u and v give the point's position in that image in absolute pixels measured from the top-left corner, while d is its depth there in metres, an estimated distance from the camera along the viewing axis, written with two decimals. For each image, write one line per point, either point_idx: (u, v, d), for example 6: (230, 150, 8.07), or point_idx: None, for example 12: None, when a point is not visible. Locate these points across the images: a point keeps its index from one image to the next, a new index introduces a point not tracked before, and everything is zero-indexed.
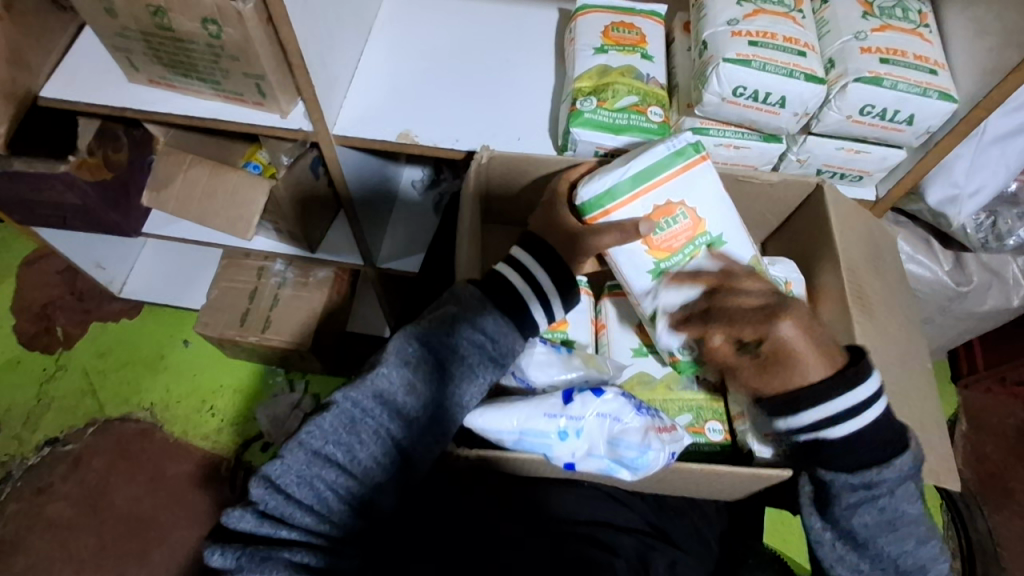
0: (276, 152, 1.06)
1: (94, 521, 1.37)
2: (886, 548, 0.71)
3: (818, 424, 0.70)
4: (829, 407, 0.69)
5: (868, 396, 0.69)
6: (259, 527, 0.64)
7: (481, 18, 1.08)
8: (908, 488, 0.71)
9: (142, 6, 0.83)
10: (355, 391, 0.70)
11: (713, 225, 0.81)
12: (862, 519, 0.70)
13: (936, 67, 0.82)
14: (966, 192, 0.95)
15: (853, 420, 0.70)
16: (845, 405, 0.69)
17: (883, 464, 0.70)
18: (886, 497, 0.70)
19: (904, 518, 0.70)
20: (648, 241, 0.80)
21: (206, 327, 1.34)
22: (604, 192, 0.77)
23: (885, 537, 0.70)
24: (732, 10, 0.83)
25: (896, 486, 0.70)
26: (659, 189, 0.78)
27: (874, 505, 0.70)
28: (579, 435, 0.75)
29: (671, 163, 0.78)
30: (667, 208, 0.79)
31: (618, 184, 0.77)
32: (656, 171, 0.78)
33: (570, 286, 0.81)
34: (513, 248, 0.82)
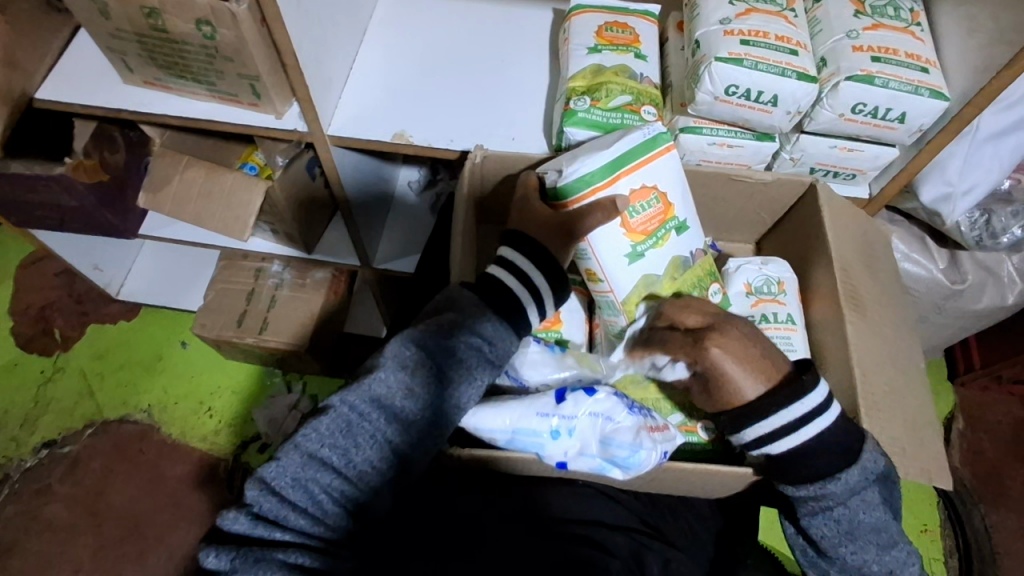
0: (272, 153, 1.06)
1: (92, 523, 1.37)
2: (848, 557, 0.72)
3: (763, 440, 0.72)
4: (770, 423, 0.71)
5: (809, 411, 0.70)
6: (253, 530, 0.65)
7: (476, 19, 1.08)
8: (865, 498, 0.71)
9: (136, 8, 0.83)
10: (351, 395, 0.70)
11: (679, 209, 0.82)
12: (819, 529, 0.73)
13: (928, 65, 0.82)
14: (959, 191, 0.96)
15: (790, 436, 0.71)
16: (779, 423, 0.71)
17: (831, 477, 0.70)
18: (840, 508, 0.71)
19: (862, 528, 0.71)
20: (625, 223, 0.80)
21: (203, 328, 1.34)
22: (581, 180, 0.78)
23: (846, 546, 0.72)
24: (724, 10, 0.83)
25: (848, 497, 0.71)
26: (639, 172, 0.79)
27: (828, 516, 0.72)
28: (571, 434, 0.75)
29: (647, 148, 0.80)
30: (643, 191, 0.79)
31: (594, 170, 0.78)
32: (632, 155, 0.79)
33: (560, 280, 0.79)
34: (499, 248, 0.80)
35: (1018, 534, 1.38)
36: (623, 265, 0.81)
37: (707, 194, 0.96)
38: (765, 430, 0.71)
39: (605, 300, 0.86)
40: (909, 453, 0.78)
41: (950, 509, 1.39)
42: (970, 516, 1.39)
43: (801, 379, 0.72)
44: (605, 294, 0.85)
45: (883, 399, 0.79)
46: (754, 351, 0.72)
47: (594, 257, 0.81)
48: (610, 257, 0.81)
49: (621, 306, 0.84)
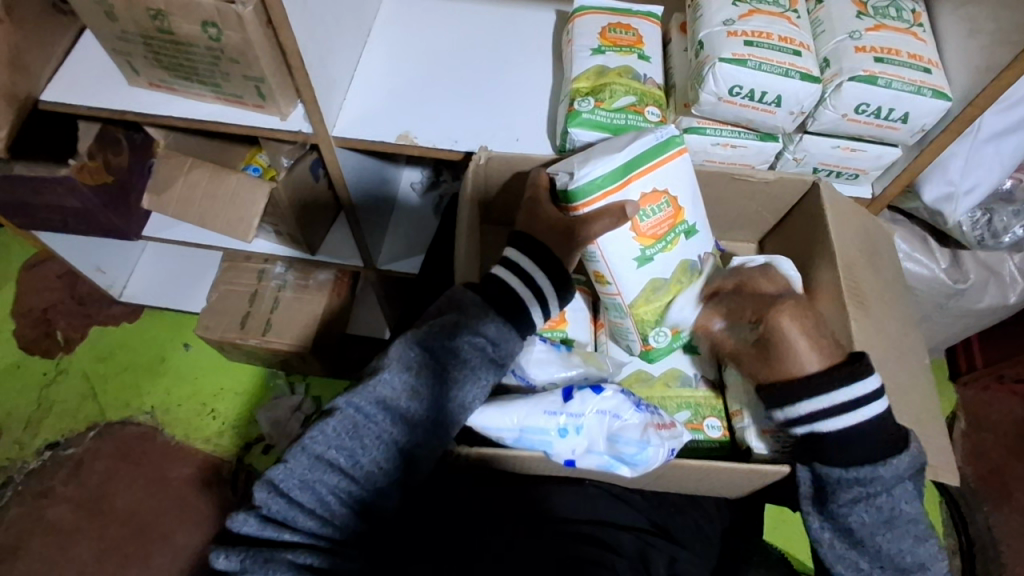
0: (276, 155, 1.07)
1: (96, 525, 1.38)
2: (884, 546, 0.70)
3: (820, 413, 0.72)
4: (827, 398, 0.71)
5: (871, 392, 0.71)
6: (262, 531, 0.65)
7: (479, 20, 1.09)
8: (906, 488, 0.71)
9: (142, 10, 0.84)
10: (357, 396, 0.71)
11: (689, 214, 0.84)
12: (859, 517, 0.71)
13: (930, 65, 0.83)
14: (962, 189, 0.96)
15: (853, 413, 0.71)
16: (842, 396, 0.71)
17: (879, 461, 0.70)
18: (883, 495, 0.70)
19: (901, 517, 0.71)
20: (635, 226, 0.80)
21: (207, 330, 1.34)
22: (594, 182, 0.77)
23: (883, 535, 0.70)
24: (728, 11, 0.84)
25: (892, 485, 0.70)
26: (652, 175, 0.79)
27: (870, 503, 0.71)
28: (579, 431, 0.75)
29: (660, 150, 0.80)
30: (654, 195, 0.80)
31: (607, 173, 0.77)
32: (646, 157, 0.79)
33: (566, 282, 0.79)
34: (506, 249, 0.81)
35: (1019, 534, 1.38)
36: (632, 268, 0.82)
37: (711, 194, 0.96)
38: (831, 402, 0.71)
39: (613, 303, 0.87)
40: None
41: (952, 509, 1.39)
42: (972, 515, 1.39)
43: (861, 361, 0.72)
44: (613, 296, 0.86)
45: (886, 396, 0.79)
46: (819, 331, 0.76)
47: (603, 261, 0.82)
48: (619, 261, 0.81)
49: (630, 309, 0.86)
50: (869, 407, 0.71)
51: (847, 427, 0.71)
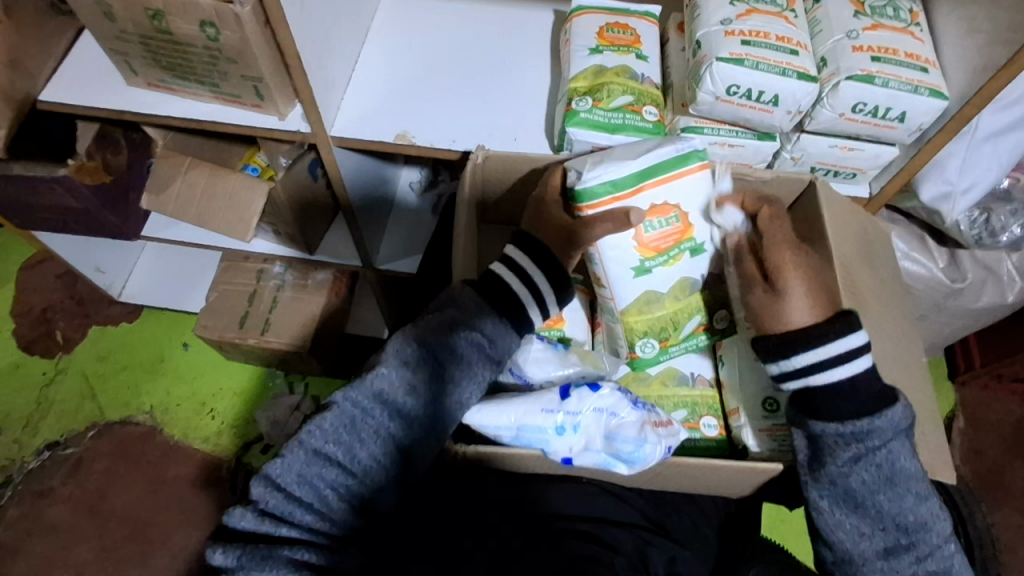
0: (275, 155, 1.07)
1: (95, 524, 1.38)
2: (884, 505, 0.71)
3: (815, 366, 0.72)
4: (824, 350, 0.72)
5: (862, 343, 0.72)
6: (259, 526, 0.65)
7: (477, 20, 1.09)
8: (903, 445, 0.71)
9: (140, 10, 0.84)
10: (355, 391, 0.71)
11: (698, 231, 0.83)
12: (857, 475, 0.71)
13: (927, 64, 0.83)
14: (959, 189, 0.96)
15: (848, 363, 0.71)
16: (837, 348, 0.72)
17: (874, 414, 0.70)
18: (881, 452, 0.71)
19: (901, 475, 0.70)
20: (638, 235, 0.80)
21: (206, 330, 1.34)
22: (606, 184, 0.77)
23: (883, 493, 0.71)
24: (725, 10, 0.84)
25: (888, 440, 0.71)
26: (665, 187, 0.79)
27: (868, 461, 0.71)
28: (576, 430, 0.75)
29: (678, 163, 0.79)
30: (663, 208, 0.80)
31: (621, 178, 0.77)
32: (663, 167, 0.78)
33: (565, 282, 0.80)
34: (506, 247, 0.80)
35: (1018, 533, 1.38)
36: (629, 277, 0.83)
37: None
38: (828, 353, 0.72)
39: (606, 306, 0.87)
40: None
41: None
42: None
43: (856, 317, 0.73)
44: (606, 300, 0.87)
45: None
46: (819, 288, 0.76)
47: (601, 263, 0.82)
48: (617, 267, 0.82)
49: (621, 315, 0.86)
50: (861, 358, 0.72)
51: (842, 378, 0.72)
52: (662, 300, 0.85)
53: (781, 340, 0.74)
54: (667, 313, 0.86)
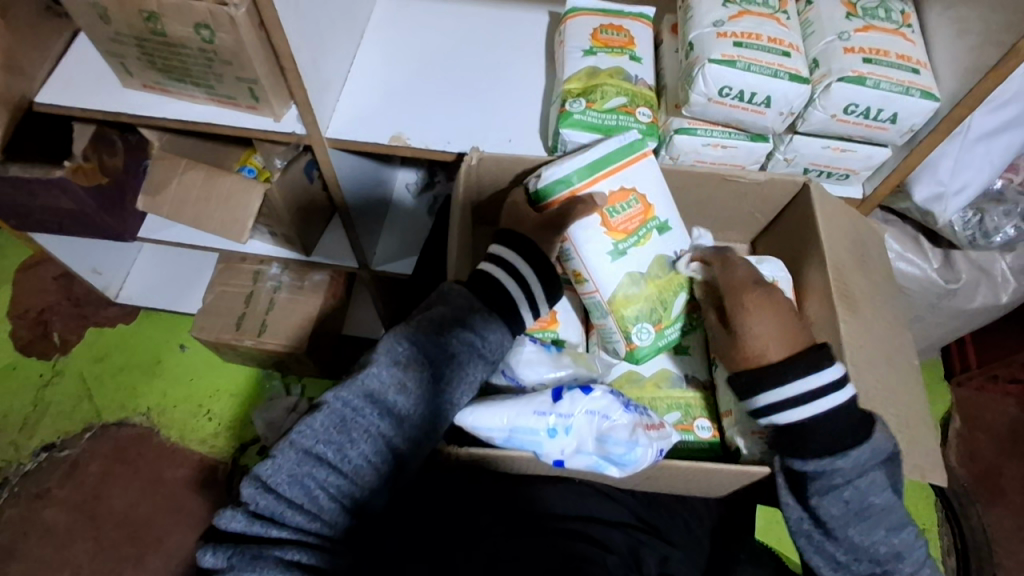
0: (270, 156, 1.08)
1: (92, 526, 1.38)
2: (856, 538, 0.72)
3: (774, 408, 0.73)
4: (780, 392, 0.73)
5: (820, 385, 0.72)
6: (249, 527, 0.65)
7: (472, 22, 1.09)
8: (873, 479, 0.72)
9: (135, 12, 0.84)
10: (345, 391, 0.70)
11: (659, 210, 0.86)
12: (829, 509, 0.72)
13: (918, 66, 0.83)
14: (951, 190, 0.96)
15: (804, 407, 0.72)
16: (791, 392, 0.72)
17: (838, 454, 0.70)
18: (849, 488, 0.71)
19: (872, 508, 0.72)
20: (605, 221, 0.83)
21: (202, 331, 1.34)
22: (562, 180, 0.83)
23: (854, 527, 0.72)
24: (718, 12, 0.84)
25: (856, 477, 0.71)
26: (619, 174, 0.84)
27: (838, 496, 0.71)
28: (567, 432, 0.75)
29: (625, 152, 0.85)
30: (621, 193, 0.84)
31: (574, 172, 0.83)
32: (613, 157, 0.84)
33: (554, 281, 0.81)
34: (493, 245, 0.82)
35: (1013, 533, 1.39)
36: (604, 262, 0.84)
37: (703, 194, 0.97)
38: (784, 396, 0.72)
39: (592, 302, 0.87)
40: (904, 450, 0.79)
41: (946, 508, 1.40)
42: None
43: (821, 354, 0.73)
44: (592, 295, 0.86)
45: (873, 393, 0.80)
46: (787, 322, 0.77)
47: (578, 257, 0.84)
48: (593, 255, 0.83)
49: (608, 305, 0.85)
50: (821, 401, 0.71)
51: (802, 419, 0.72)
52: (645, 278, 0.85)
53: (745, 382, 0.75)
54: (650, 294, 0.85)
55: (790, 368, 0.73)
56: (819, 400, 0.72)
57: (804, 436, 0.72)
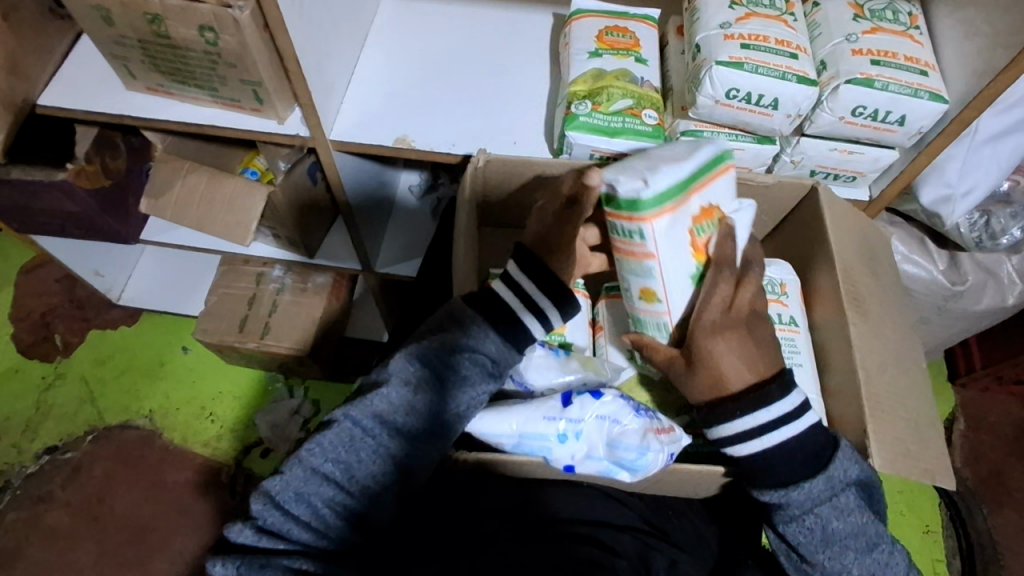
0: (275, 159, 1.05)
1: (94, 529, 1.37)
2: (826, 563, 0.72)
3: (729, 442, 0.73)
4: (729, 428, 0.73)
5: (770, 420, 0.71)
6: (257, 542, 0.66)
7: (475, 24, 1.09)
8: (837, 506, 0.71)
9: (139, 15, 0.83)
10: (355, 410, 0.71)
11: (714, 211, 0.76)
12: (795, 536, 0.73)
13: (927, 68, 0.83)
14: (959, 192, 0.96)
15: (757, 441, 0.72)
16: (740, 427, 0.72)
17: (793, 486, 0.71)
18: (811, 516, 0.71)
19: (837, 535, 0.71)
20: (694, 243, 0.72)
21: (205, 334, 1.34)
22: (666, 193, 0.69)
23: (821, 552, 0.72)
24: (724, 14, 0.84)
25: (815, 506, 0.71)
26: (710, 191, 0.72)
27: (801, 524, 0.72)
28: (578, 437, 0.75)
29: (714, 165, 0.73)
30: (710, 211, 0.73)
31: (675, 186, 0.69)
32: (705, 171, 0.72)
33: (564, 293, 0.77)
34: (510, 260, 0.78)
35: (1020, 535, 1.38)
36: (688, 286, 0.74)
37: None
38: (735, 432, 0.72)
39: (657, 322, 0.77)
40: (915, 453, 0.78)
41: (952, 510, 1.40)
42: (972, 516, 1.39)
43: (767, 388, 0.72)
44: (657, 317, 0.77)
45: (882, 397, 0.79)
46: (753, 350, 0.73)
47: (658, 277, 0.73)
48: (675, 278, 0.73)
49: (677, 329, 0.77)
50: (769, 436, 0.71)
51: (757, 452, 0.72)
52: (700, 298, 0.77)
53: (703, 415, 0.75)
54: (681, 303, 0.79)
55: (734, 404, 0.72)
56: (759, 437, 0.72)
57: (759, 469, 0.73)
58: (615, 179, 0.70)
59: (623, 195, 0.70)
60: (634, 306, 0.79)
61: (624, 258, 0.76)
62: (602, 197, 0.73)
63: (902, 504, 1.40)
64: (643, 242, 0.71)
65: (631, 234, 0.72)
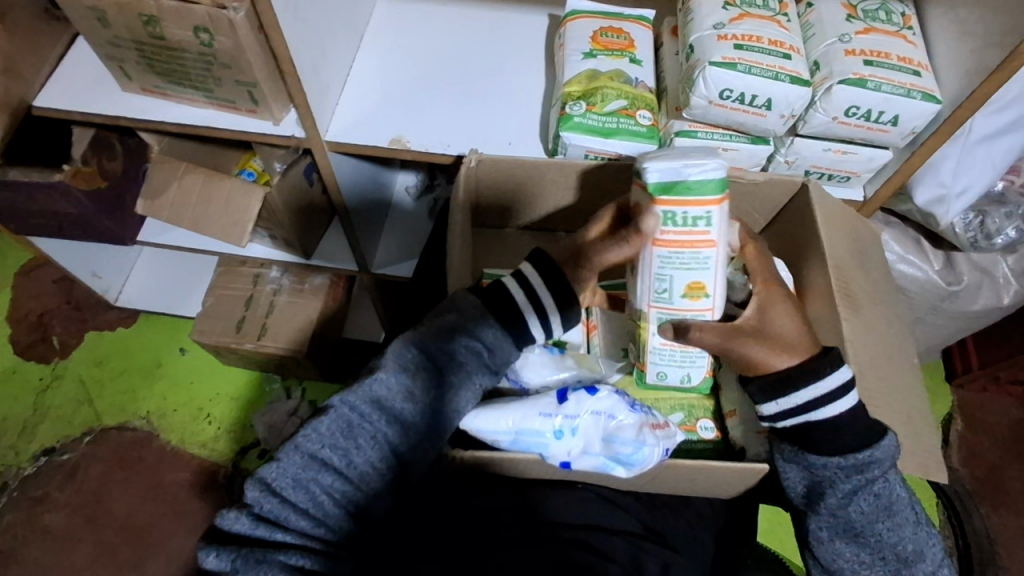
0: (270, 160, 1.08)
1: (91, 531, 1.37)
2: (884, 535, 0.73)
3: (810, 404, 0.72)
4: (816, 387, 0.72)
5: (849, 379, 0.72)
6: (253, 530, 0.65)
7: (470, 25, 1.09)
8: (894, 474, 0.73)
9: (134, 16, 0.84)
10: (352, 395, 0.71)
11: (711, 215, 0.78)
12: (859, 510, 0.72)
13: (920, 68, 0.83)
14: (953, 191, 0.96)
15: (840, 399, 0.72)
16: (827, 387, 0.72)
17: (873, 446, 0.71)
18: (880, 482, 0.72)
19: (897, 503, 0.73)
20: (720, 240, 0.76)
21: (202, 335, 1.34)
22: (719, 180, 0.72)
23: (883, 523, 0.72)
24: (718, 15, 0.84)
25: (885, 470, 0.72)
26: None
27: (869, 492, 0.72)
28: (574, 433, 0.75)
29: None
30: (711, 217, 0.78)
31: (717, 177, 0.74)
32: None
33: (572, 300, 0.77)
34: (521, 264, 0.79)
35: (1016, 535, 1.38)
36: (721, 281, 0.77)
37: None
38: (817, 393, 0.72)
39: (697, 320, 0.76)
40: (906, 449, 0.79)
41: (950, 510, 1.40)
42: None
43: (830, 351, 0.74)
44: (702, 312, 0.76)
45: (876, 397, 0.79)
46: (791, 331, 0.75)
47: (715, 267, 0.74)
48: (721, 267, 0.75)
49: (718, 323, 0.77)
50: (849, 395, 0.72)
51: (837, 413, 0.72)
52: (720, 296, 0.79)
53: (778, 380, 0.73)
54: None
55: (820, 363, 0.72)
56: (819, 409, 0.72)
57: (825, 435, 0.72)
58: (686, 166, 0.70)
59: (699, 180, 0.70)
60: (663, 305, 0.76)
61: (666, 252, 0.73)
62: (653, 185, 0.71)
63: None
64: (709, 227, 0.72)
65: (692, 221, 0.72)
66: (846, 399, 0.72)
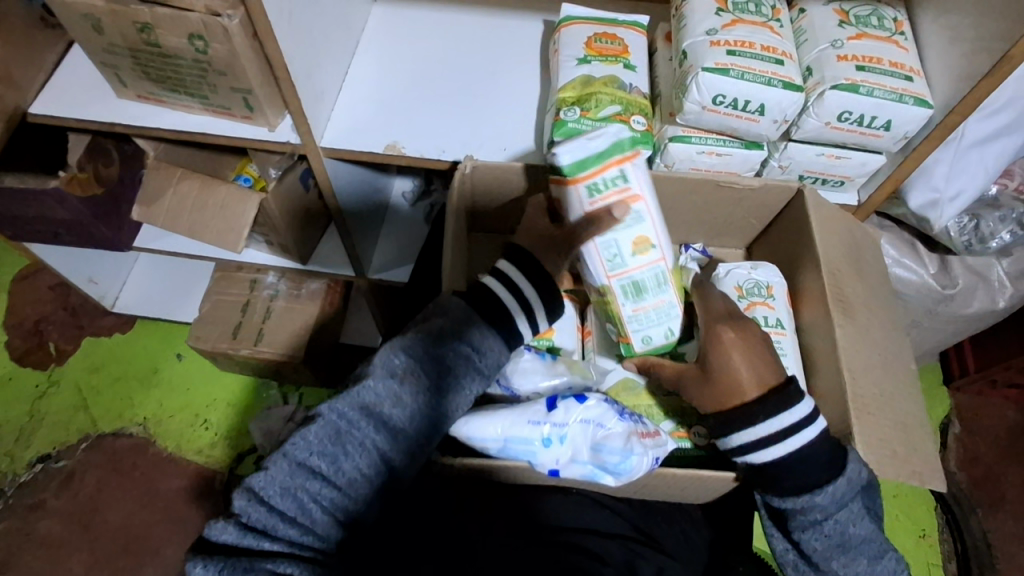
0: (265, 165, 1.06)
1: (86, 538, 1.37)
2: (840, 571, 0.73)
3: (747, 446, 0.73)
4: (755, 430, 0.72)
5: (794, 422, 0.71)
6: (241, 540, 0.65)
7: (465, 31, 1.10)
8: (851, 511, 0.72)
9: (129, 23, 0.84)
10: (340, 403, 0.70)
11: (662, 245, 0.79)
12: (810, 543, 0.73)
13: (912, 73, 0.84)
14: (947, 196, 0.96)
15: (781, 444, 0.71)
16: (768, 430, 0.72)
17: (816, 489, 0.71)
18: (829, 523, 0.72)
19: (853, 541, 0.72)
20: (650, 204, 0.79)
21: (199, 341, 1.34)
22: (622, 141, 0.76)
23: (837, 560, 0.73)
24: (711, 20, 0.84)
25: (836, 511, 0.72)
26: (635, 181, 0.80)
27: (819, 531, 0.72)
28: (562, 441, 0.75)
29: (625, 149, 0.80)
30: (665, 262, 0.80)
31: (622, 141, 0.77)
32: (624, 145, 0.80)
33: (555, 294, 0.79)
34: (497, 260, 0.80)
35: (1014, 539, 1.38)
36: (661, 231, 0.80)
37: (698, 203, 0.96)
38: (758, 434, 0.72)
39: (652, 274, 0.79)
40: (901, 456, 0.78)
41: (947, 514, 1.40)
42: (967, 521, 1.39)
43: (789, 389, 0.73)
44: (655, 265, 0.79)
45: (870, 403, 0.79)
46: (760, 360, 0.75)
47: (649, 217, 0.77)
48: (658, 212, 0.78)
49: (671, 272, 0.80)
50: (793, 438, 0.71)
51: (781, 456, 0.72)
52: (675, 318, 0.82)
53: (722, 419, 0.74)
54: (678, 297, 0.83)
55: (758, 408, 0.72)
56: (756, 451, 0.72)
57: (779, 474, 0.72)
58: (588, 139, 0.74)
59: (605, 146, 0.74)
60: (620, 271, 0.78)
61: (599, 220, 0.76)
62: (567, 167, 0.74)
63: (896, 507, 1.40)
64: (628, 183, 0.75)
65: (613, 181, 0.75)
66: (791, 441, 0.71)
